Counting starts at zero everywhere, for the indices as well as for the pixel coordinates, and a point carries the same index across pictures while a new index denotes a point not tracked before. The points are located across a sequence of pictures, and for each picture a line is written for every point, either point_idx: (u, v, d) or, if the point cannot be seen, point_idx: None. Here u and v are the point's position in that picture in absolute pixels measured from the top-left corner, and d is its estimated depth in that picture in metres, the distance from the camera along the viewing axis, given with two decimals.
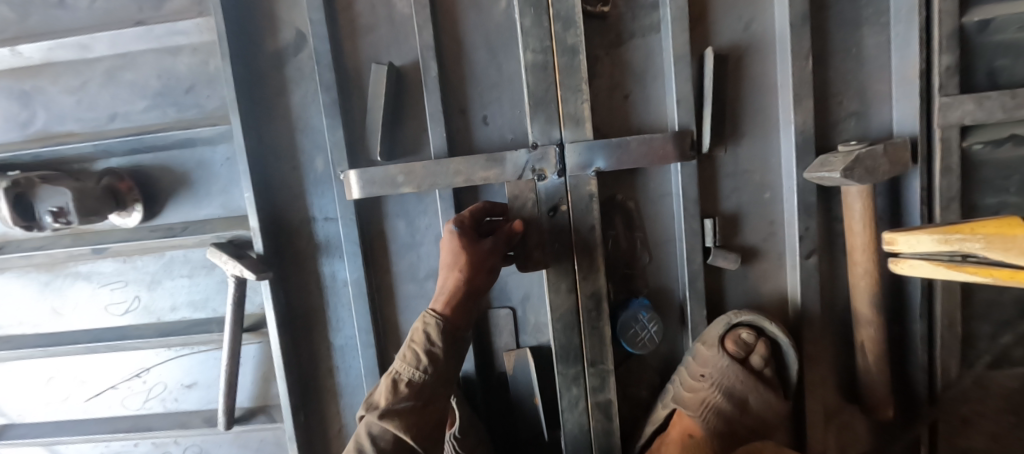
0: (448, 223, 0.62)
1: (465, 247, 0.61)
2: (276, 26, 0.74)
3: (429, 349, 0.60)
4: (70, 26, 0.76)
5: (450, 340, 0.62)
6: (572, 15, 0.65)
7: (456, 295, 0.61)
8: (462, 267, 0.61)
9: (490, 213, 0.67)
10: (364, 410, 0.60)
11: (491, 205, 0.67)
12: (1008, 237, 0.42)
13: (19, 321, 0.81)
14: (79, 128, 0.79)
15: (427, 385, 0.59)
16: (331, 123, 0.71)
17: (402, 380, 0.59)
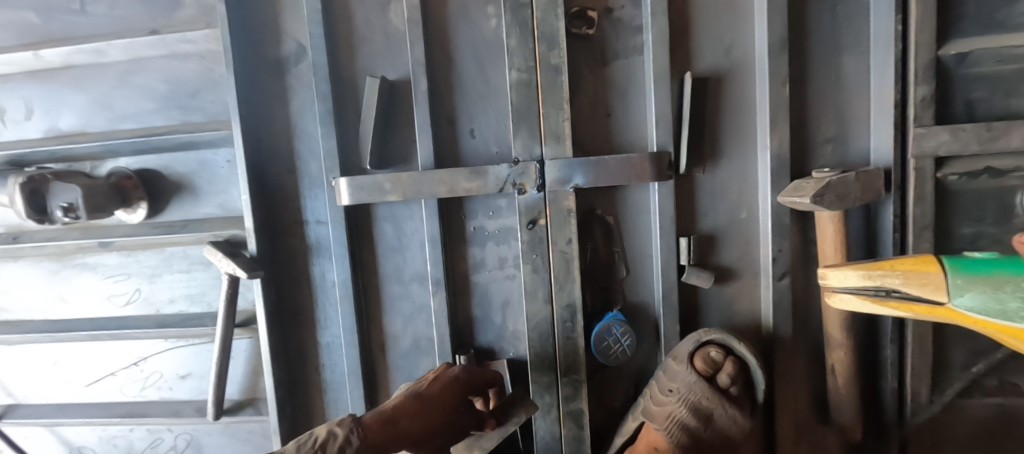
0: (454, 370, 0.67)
1: (455, 393, 0.63)
2: (277, 37, 0.78)
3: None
4: (87, 31, 0.81)
5: None
6: (556, 37, 0.69)
7: (400, 426, 0.56)
8: (430, 409, 0.59)
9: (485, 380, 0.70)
10: None
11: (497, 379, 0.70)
12: (925, 273, 0.49)
13: (28, 307, 0.86)
14: (92, 127, 0.83)
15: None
16: (326, 131, 0.75)
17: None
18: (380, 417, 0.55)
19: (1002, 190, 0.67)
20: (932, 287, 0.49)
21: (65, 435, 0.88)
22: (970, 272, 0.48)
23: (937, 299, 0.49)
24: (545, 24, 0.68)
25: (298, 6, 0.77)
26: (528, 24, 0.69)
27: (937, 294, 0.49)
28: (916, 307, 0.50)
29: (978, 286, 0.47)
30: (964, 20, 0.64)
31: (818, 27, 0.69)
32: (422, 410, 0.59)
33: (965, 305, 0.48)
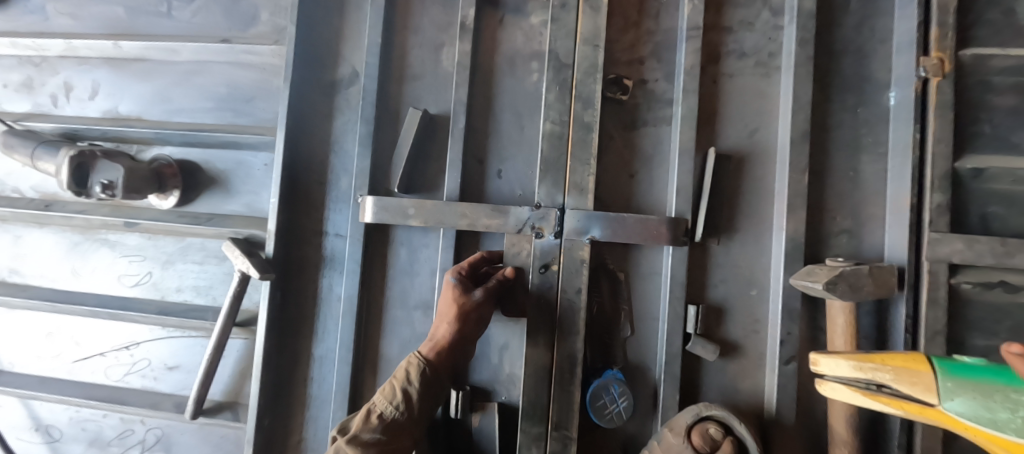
0: (448, 274, 0.67)
1: (459, 297, 0.64)
2: (336, 62, 0.85)
3: (406, 388, 0.62)
4: (166, 31, 0.89)
5: (428, 382, 0.63)
6: (592, 98, 0.73)
7: (445, 342, 0.64)
8: (451, 318, 0.64)
9: (488, 262, 0.73)
10: (337, 433, 0.61)
11: (489, 254, 0.73)
12: (915, 372, 0.51)
13: (39, 274, 0.87)
14: (147, 115, 0.89)
15: (405, 417, 0.61)
16: (363, 151, 0.80)
17: (377, 412, 0.61)
18: (429, 346, 0.65)
19: (1017, 307, 0.67)
20: (922, 387, 0.51)
21: (37, 409, 0.85)
22: (959, 376, 0.50)
23: (927, 398, 0.50)
24: (584, 86, 0.74)
25: (361, 40, 0.85)
26: (567, 83, 0.74)
27: (928, 394, 0.50)
28: (907, 406, 0.51)
29: (968, 392, 0.49)
30: (980, 138, 0.68)
31: (839, 126, 0.73)
32: (450, 325, 0.64)
33: (956, 409, 0.49)
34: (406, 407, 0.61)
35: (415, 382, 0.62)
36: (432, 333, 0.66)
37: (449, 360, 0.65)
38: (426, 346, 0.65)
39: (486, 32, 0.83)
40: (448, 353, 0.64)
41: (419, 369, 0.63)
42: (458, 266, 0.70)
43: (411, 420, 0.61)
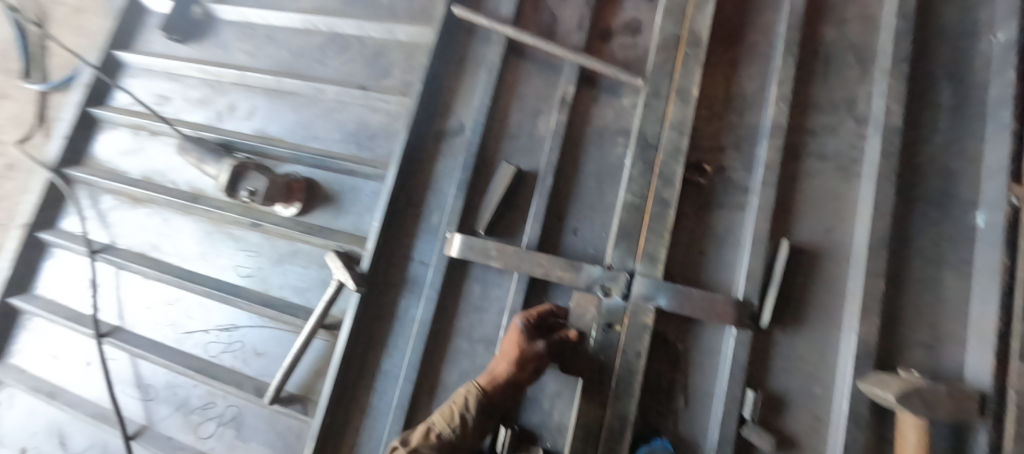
0: (515, 319, 0.70)
1: (525, 342, 0.67)
2: (448, 116, 1.00)
3: (463, 415, 0.64)
4: (319, 75, 1.09)
5: (483, 414, 0.65)
6: (673, 177, 0.80)
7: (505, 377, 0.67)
8: (513, 359, 0.67)
9: (553, 314, 0.77)
10: (397, 443, 0.63)
11: (552, 310, 0.77)
12: None
13: (172, 253, 1.03)
14: (287, 137, 1.07)
15: (458, 442, 0.64)
16: (458, 193, 0.90)
17: (434, 432, 0.64)
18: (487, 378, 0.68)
19: None
20: None
21: (141, 369, 0.96)
22: None
23: None
24: (667, 166, 0.81)
25: (472, 100, 0.99)
26: (651, 161, 0.82)
27: None
28: None
29: None
30: None
31: (920, 239, 0.74)
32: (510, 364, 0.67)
33: None
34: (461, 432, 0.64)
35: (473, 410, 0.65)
36: (489, 367, 0.69)
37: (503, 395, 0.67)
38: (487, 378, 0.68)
39: (581, 107, 0.93)
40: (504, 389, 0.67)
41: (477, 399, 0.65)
42: (525, 312, 0.73)
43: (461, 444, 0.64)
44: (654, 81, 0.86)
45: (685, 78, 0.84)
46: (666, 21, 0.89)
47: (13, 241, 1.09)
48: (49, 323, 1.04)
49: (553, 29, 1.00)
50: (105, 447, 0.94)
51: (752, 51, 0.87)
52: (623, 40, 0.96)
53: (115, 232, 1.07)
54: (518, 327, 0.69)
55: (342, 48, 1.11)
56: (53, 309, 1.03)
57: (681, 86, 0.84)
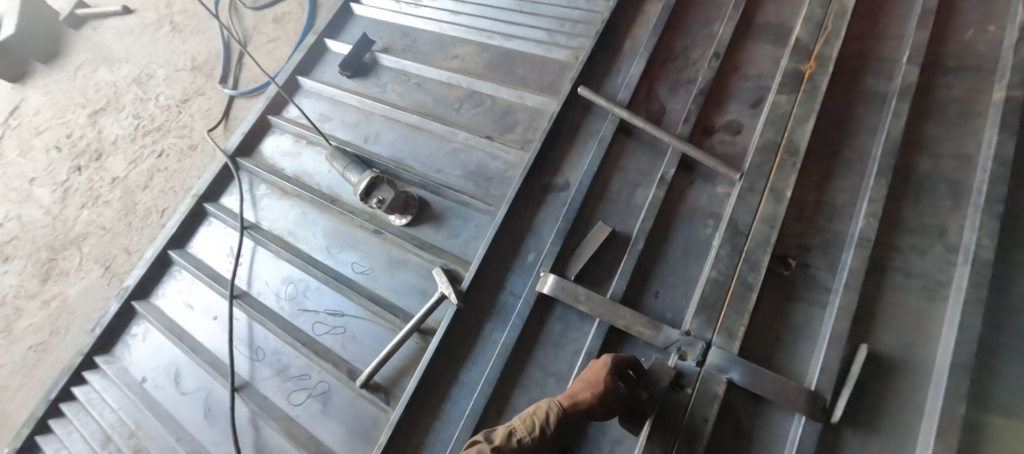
0: (604, 356, 0.78)
1: (608, 380, 0.75)
2: (557, 173, 1.15)
3: (544, 426, 0.74)
4: (453, 120, 1.30)
5: (559, 429, 0.74)
6: (758, 264, 0.88)
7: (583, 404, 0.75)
8: (597, 392, 0.75)
9: (631, 367, 0.81)
10: (481, 437, 0.73)
11: (634, 361, 0.81)
12: None
13: (304, 240, 1.22)
14: (417, 166, 1.26)
15: (531, 451, 0.72)
16: (556, 240, 1.03)
17: (515, 436, 0.73)
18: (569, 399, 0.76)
19: None
20: None
21: (255, 333, 1.13)
22: None
23: None
24: (754, 252, 0.89)
25: (580, 164, 1.14)
26: (739, 245, 0.91)
27: None
28: None
29: None
30: None
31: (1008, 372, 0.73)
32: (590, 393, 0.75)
33: None
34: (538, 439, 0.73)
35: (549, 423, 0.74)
36: (571, 389, 0.77)
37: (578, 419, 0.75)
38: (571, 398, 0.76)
39: (677, 187, 1.05)
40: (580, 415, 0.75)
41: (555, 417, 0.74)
42: (610, 355, 0.79)
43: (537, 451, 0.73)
44: (751, 177, 0.96)
45: (780, 180, 0.94)
46: (767, 128, 1.01)
47: (186, 207, 1.35)
48: (192, 278, 1.25)
49: (662, 118, 1.15)
50: (209, 393, 1.08)
51: (845, 167, 0.96)
52: (724, 137, 1.08)
53: (260, 215, 1.29)
54: (604, 364, 0.76)
55: (477, 102, 1.32)
56: (199, 267, 1.24)
57: (776, 186, 0.94)
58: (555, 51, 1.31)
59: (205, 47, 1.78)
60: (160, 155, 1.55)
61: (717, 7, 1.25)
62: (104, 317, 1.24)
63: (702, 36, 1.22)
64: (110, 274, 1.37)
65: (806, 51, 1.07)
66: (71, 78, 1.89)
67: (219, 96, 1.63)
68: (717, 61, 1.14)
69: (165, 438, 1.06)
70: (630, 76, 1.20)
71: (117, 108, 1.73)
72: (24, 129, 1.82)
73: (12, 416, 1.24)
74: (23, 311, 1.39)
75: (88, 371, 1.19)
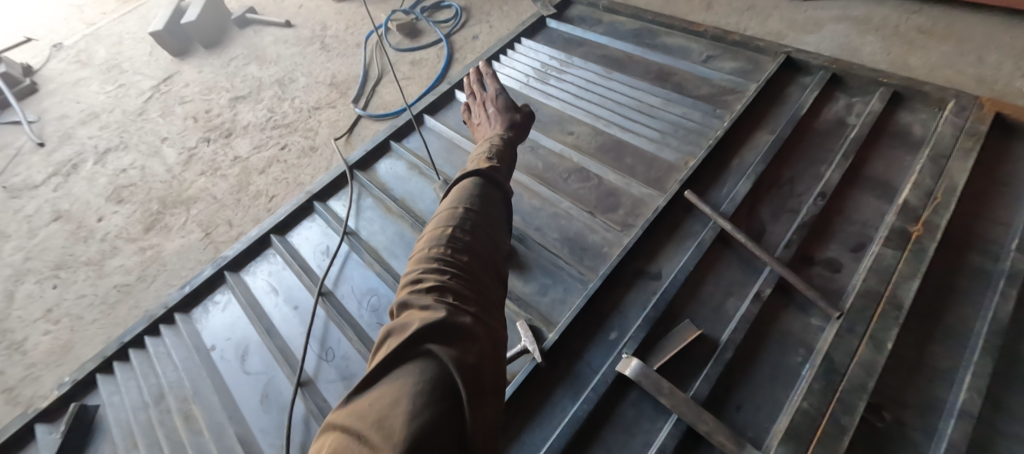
0: (496, 128, 1.01)
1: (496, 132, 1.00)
2: (651, 262, 1.20)
3: (485, 154, 0.87)
4: (560, 187, 1.40)
5: (502, 154, 0.88)
6: (854, 407, 0.85)
7: (485, 215, 0.71)
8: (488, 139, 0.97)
9: (513, 118, 1.02)
10: (456, 205, 0.71)
11: (509, 112, 1.03)
12: None
13: (398, 254, 1.29)
14: (518, 219, 1.36)
15: (486, 202, 0.74)
16: (642, 325, 1.05)
17: (467, 185, 0.76)
18: (470, 206, 0.71)
19: None
20: None
21: (329, 333, 1.17)
22: None
23: None
24: (850, 394, 0.86)
25: (675, 260, 1.19)
26: (835, 382, 0.89)
27: None
28: None
29: None
30: None
31: None
32: (478, 194, 0.73)
33: None
34: (464, 270, 0.60)
35: (466, 242, 0.65)
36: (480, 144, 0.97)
37: (490, 250, 0.68)
38: (461, 204, 0.71)
39: (771, 308, 1.07)
40: (490, 242, 0.69)
41: (469, 237, 0.66)
42: (502, 119, 1.01)
43: (477, 311, 0.56)
44: (851, 319, 0.98)
45: (883, 329, 0.94)
46: (870, 276, 1.03)
47: (297, 200, 1.47)
48: (285, 265, 1.34)
49: (761, 237, 1.20)
50: (271, 379, 1.11)
51: (947, 335, 0.97)
52: (823, 271, 1.11)
53: (360, 224, 1.38)
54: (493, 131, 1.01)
55: (584, 177, 1.41)
56: (294, 256, 1.33)
57: (877, 334, 0.93)
58: (665, 151, 1.42)
59: (346, 69, 2.01)
60: (283, 148, 1.71)
61: (825, 152, 1.34)
62: (196, 278, 1.32)
63: (808, 175, 1.30)
64: (208, 240, 1.46)
65: (914, 214, 1.11)
66: (223, 65, 2.14)
67: (348, 112, 1.81)
68: (823, 200, 1.20)
69: (218, 412, 1.07)
70: (736, 192, 1.28)
71: (256, 99, 1.93)
72: (171, 96, 2.02)
73: (78, 345, 1.28)
74: (119, 251, 1.48)
75: (164, 325, 1.25)
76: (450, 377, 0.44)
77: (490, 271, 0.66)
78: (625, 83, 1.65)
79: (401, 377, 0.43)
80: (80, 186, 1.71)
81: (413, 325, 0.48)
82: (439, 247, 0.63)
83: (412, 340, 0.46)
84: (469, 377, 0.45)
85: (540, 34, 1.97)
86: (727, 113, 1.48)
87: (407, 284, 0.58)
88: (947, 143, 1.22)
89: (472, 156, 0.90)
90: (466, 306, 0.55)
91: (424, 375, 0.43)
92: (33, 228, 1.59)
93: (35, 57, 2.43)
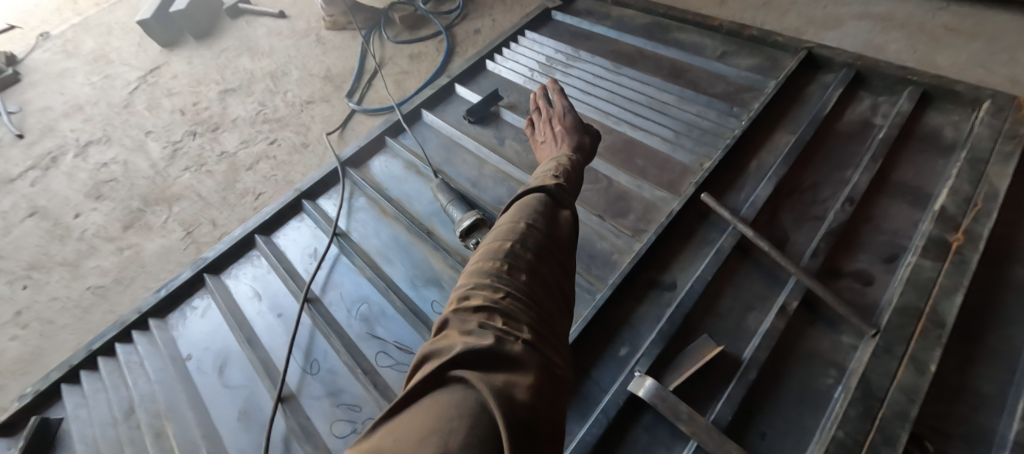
0: (565, 145, 0.92)
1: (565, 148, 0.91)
2: (664, 271, 1.11)
3: (555, 169, 0.79)
4: None
5: (574, 175, 0.80)
6: (896, 438, 0.75)
7: (550, 232, 0.64)
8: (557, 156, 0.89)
9: (584, 138, 0.93)
10: (519, 218, 0.64)
11: (578, 130, 0.94)
12: None
13: (391, 259, 1.20)
14: None
15: (550, 218, 0.66)
16: (655, 341, 0.96)
17: (531, 198, 0.69)
18: (533, 221, 0.64)
19: None
20: None
21: (316, 344, 1.08)
22: None
23: None
24: (891, 423, 0.77)
25: (690, 269, 1.10)
26: (873, 409, 0.80)
27: None
28: None
29: None
30: None
31: None
32: (542, 210, 0.66)
33: None
34: (522, 292, 0.53)
35: (527, 259, 0.58)
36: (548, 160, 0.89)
37: (552, 272, 0.60)
38: (525, 217, 0.64)
39: (796, 323, 0.98)
40: (554, 263, 0.62)
41: (531, 255, 0.59)
42: (572, 137, 0.93)
43: (533, 339, 0.49)
44: (888, 337, 0.89)
45: (924, 349, 0.85)
46: (907, 290, 0.94)
47: (286, 198, 1.38)
48: (270, 269, 1.25)
49: (784, 245, 1.11)
50: (251, 393, 1.03)
51: (995, 357, 0.88)
52: (853, 285, 1.02)
53: (352, 225, 1.29)
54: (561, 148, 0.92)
55: (592, 179, 1.33)
56: (280, 259, 1.24)
57: (918, 354, 0.84)
58: (679, 151, 1.33)
59: (342, 62, 1.92)
60: (273, 144, 1.62)
61: (850, 155, 1.25)
62: (173, 281, 1.23)
63: (833, 179, 1.21)
64: (189, 240, 1.37)
65: (953, 223, 1.02)
66: (214, 56, 2.05)
67: (342, 107, 1.72)
68: (851, 206, 1.11)
69: (191, 430, 0.98)
70: (755, 196, 1.19)
71: (247, 92, 1.85)
72: (159, 88, 1.93)
73: (46, 352, 1.19)
74: (96, 251, 1.39)
75: (137, 332, 1.16)
76: (492, 414, 0.37)
77: (553, 295, 0.58)
78: (635, 80, 1.56)
79: (436, 404, 0.38)
80: (58, 181, 1.62)
81: (454, 349, 0.43)
82: (497, 262, 0.56)
83: (446, 363, 0.41)
84: (518, 417, 0.37)
85: (545, 28, 1.88)
86: (744, 111, 1.38)
87: (458, 300, 0.53)
88: (984, 147, 1.13)
89: (539, 169, 0.83)
90: (521, 332, 0.48)
91: (460, 408, 0.37)
92: (7, 225, 1.50)
93: (20, 46, 2.35)
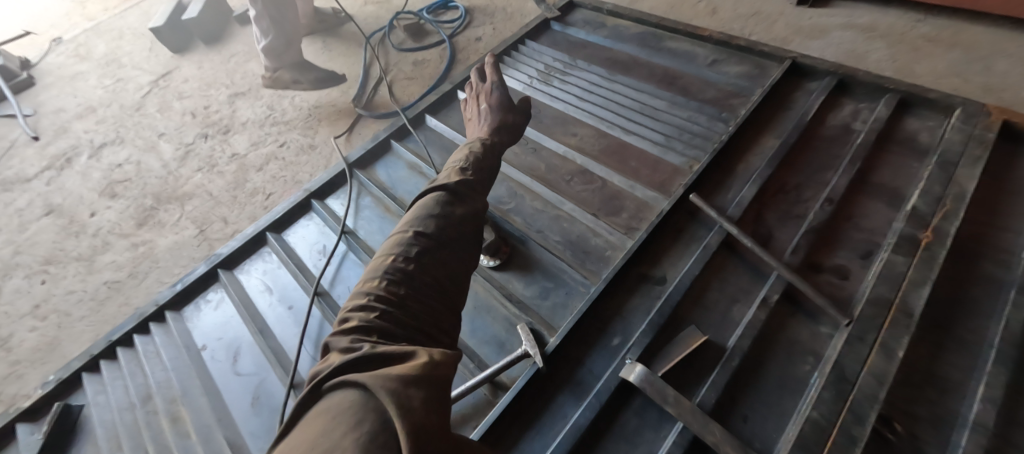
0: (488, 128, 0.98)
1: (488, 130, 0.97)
2: (655, 266, 1.17)
3: (470, 152, 0.86)
4: (563, 190, 1.38)
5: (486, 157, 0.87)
6: (865, 418, 0.82)
7: (443, 231, 0.69)
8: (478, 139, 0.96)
9: (506, 120, 0.99)
10: (409, 228, 0.68)
11: (502, 113, 1.00)
12: None
13: None
14: (521, 220, 1.35)
15: (444, 221, 0.70)
16: (645, 330, 1.02)
17: (428, 201, 0.73)
18: (423, 229, 0.68)
19: None
20: None
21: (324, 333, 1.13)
22: None
23: None
24: (861, 404, 0.84)
25: (680, 264, 1.17)
26: (844, 392, 0.86)
27: None
28: None
29: None
30: None
31: None
32: (434, 216, 0.70)
33: None
34: (400, 306, 0.58)
35: (410, 271, 0.63)
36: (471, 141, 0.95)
37: (440, 278, 0.65)
38: (414, 225, 0.69)
39: (778, 315, 1.05)
40: (443, 268, 0.67)
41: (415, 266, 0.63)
42: (496, 120, 0.98)
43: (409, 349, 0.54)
44: (861, 326, 0.95)
45: (894, 337, 0.91)
46: (880, 283, 1.01)
47: (295, 198, 1.45)
48: (280, 264, 1.31)
49: (768, 242, 1.18)
50: (263, 381, 1.08)
51: (960, 346, 0.94)
52: (831, 279, 1.09)
53: (359, 223, 1.35)
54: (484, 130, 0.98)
55: (588, 180, 1.40)
56: (290, 254, 1.30)
57: (887, 342, 0.91)
58: (670, 154, 1.40)
59: (349, 68, 2.00)
60: (282, 145, 1.68)
61: (830, 158, 1.33)
62: (188, 276, 1.29)
63: (815, 180, 1.28)
64: (202, 236, 1.43)
65: (924, 221, 1.09)
66: (224, 61, 2.12)
67: (348, 110, 1.79)
68: (831, 205, 1.18)
69: (205, 415, 1.04)
70: (741, 196, 1.26)
71: (256, 95, 1.91)
72: (170, 91, 1.99)
73: (64, 342, 1.25)
74: (111, 247, 1.45)
75: (154, 324, 1.21)
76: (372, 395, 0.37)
77: (440, 300, 0.64)
78: (629, 86, 1.63)
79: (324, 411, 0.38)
80: (73, 180, 1.68)
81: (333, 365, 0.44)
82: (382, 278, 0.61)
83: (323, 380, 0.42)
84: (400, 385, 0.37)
85: (543, 37, 1.96)
86: (732, 116, 1.46)
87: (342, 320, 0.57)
88: (955, 151, 1.20)
89: (458, 151, 0.90)
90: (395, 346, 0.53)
91: (343, 404, 0.37)
92: (23, 222, 1.56)
93: (33, 51, 2.41)
